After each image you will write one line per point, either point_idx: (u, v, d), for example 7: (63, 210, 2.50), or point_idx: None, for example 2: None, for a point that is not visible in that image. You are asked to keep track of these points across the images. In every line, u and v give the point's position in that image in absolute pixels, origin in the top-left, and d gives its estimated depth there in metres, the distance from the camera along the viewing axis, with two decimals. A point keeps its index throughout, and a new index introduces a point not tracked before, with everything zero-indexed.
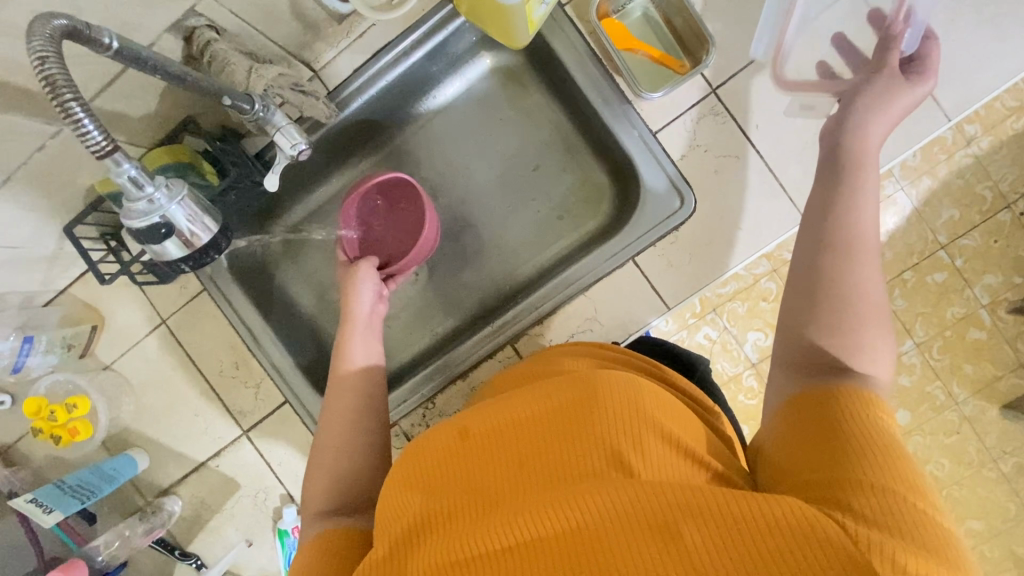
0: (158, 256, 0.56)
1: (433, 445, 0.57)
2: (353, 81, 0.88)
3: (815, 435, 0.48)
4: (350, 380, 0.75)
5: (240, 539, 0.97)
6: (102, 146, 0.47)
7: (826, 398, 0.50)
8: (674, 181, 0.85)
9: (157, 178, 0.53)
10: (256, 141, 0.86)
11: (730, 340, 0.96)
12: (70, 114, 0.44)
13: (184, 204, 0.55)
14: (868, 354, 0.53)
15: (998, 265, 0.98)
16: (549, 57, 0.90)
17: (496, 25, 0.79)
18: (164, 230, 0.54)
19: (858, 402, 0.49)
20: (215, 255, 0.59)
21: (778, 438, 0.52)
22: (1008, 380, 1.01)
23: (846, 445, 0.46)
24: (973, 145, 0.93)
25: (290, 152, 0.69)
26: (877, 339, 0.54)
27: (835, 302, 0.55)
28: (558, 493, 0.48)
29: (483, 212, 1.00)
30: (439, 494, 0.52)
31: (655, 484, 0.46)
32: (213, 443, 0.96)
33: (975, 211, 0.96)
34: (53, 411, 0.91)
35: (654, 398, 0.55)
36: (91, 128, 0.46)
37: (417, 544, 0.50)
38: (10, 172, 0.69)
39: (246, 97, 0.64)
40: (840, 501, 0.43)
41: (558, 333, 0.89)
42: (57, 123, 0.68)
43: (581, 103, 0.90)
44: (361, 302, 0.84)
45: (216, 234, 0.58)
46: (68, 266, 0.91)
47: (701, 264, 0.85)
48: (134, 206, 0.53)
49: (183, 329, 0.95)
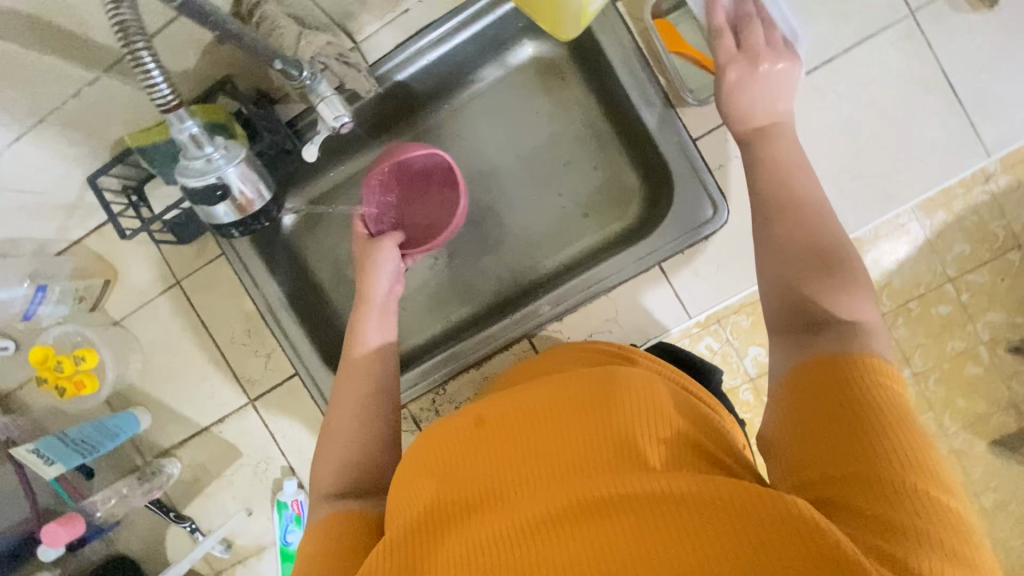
0: (205, 215, 0.58)
1: (447, 433, 0.56)
2: (393, 57, 0.87)
3: (824, 416, 0.46)
4: (365, 362, 0.74)
5: (239, 508, 0.97)
6: (167, 101, 0.47)
7: (826, 360, 0.49)
8: (709, 189, 0.84)
9: (215, 139, 0.55)
10: (288, 108, 0.84)
11: (730, 353, 0.93)
12: (140, 62, 0.44)
13: (239, 166, 0.57)
14: (849, 302, 0.53)
15: (1003, 302, 0.92)
16: (594, 52, 0.89)
17: (546, 12, 0.77)
18: (219, 191, 0.56)
19: (862, 365, 0.47)
20: (265, 221, 0.64)
21: (783, 422, 0.49)
22: (999, 417, 0.98)
23: (868, 431, 0.44)
24: (991, 182, 0.85)
25: (332, 124, 0.67)
26: (855, 289, 0.54)
27: (803, 261, 0.57)
28: (580, 483, 0.47)
29: (509, 201, 0.99)
30: (457, 480, 0.52)
31: (677, 478, 0.46)
32: (218, 408, 0.95)
33: (988, 248, 0.89)
34: (60, 361, 0.87)
35: (672, 396, 0.55)
36: (162, 87, 0.46)
37: (436, 530, 0.49)
38: (42, 116, 0.68)
39: (295, 63, 0.62)
40: (861, 508, 0.42)
41: (577, 331, 0.91)
42: (97, 70, 0.66)
43: (622, 101, 0.89)
44: (380, 282, 0.81)
45: (266, 200, 0.62)
46: (85, 218, 0.89)
47: (726, 276, 0.87)
48: (191, 164, 0.54)
49: (197, 292, 0.94)
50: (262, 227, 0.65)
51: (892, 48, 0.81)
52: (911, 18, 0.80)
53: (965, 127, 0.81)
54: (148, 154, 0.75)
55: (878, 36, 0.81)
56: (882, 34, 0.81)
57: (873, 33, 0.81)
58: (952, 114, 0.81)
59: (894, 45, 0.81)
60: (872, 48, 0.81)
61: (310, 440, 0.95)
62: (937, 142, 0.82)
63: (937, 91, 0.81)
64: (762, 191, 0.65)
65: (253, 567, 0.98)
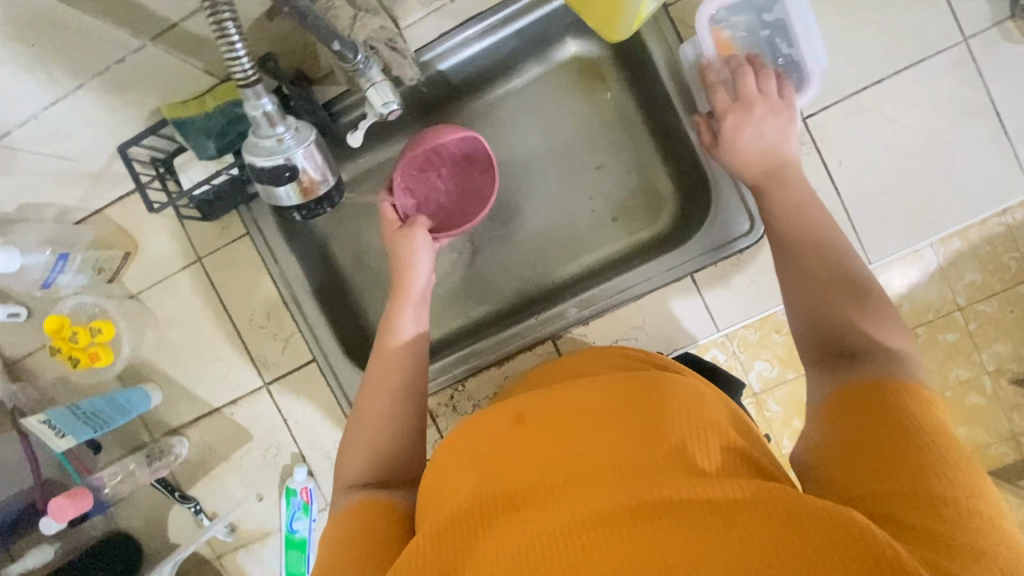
0: (269, 196, 0.58)
1: (487, 427, 0.56)
2: (436, 46, 0.86)
3: (863, 432, 0.45)
4: (396, 355, 0.72)
5: (249, 494, 0.95)
6: (248, 75, 0.48)
7: (870, 389, 0.47)
8: (747, 204, 0.83)
9: (288, 119, 0.54)
10: (326, 91, 0.83)
11: (736, 366, 0.92)
12: (226, 35, 0.45)
13: (309, 149, 0.56)
14: (883, 329, 0.53)
15: (1011, 334, 0.87)
16: (640, 56, 0.88)
17: (600, 10, 0.76)
18: (287, 173, 0.55)
19: (903, 390, 0.46)
20: (327, 207, 0.62)
21: (826, 438, 0.48)
22: (996, 448, 0.91)
23: (917, 446, 0.42)
24: (1007, 214, 0.83)
25: (381, 110, 0.65)
26: (886, 317, 0.54)
27: (831, 292, 0.57)
28: (622, 483, 0.46)
29: (539, 200, 0.97)
30: (492, 478, 0.51)
31: (723, 482, 0.45)
32: (231, 390, 0.94)
33: (997, 279, 0.85)
34: (75, 332, 0.84)
35: (718, 406, 0.54)
36: (242, 56, 0.47)
37: (474, 529, 0.48)
38: (84, 80, 0.66)
39: (352, 46, 0.61)
40: (903, 519, 0.40)
41: (602, 336, 0.91)
42: (144, 39, 0.64)
43: (664, 107, 0.88)
44: (420, 274, 0.80)
45: (332, 186, 0.61)
46: (109, 188, 0.88)
47: (759, 290, 0.88)
48: (262, 144, 0.54)
49: (217, 270, 0.92)
50: (325, 213, 0.64)
51: (942, 73, 0.80)
52: (964, 45, 0.80)
53: (1007, 159, 0.81)
54: (184, 127, 0.74)
55: (927, 62, 0.80)
56: (932, 59, 0.80)
57: (923, 58, 0.80)
58: (996, 145, 0.81)
59: (944, 71, 0.80)
60: (921, 73, 0.81)
61: (322, 428, 0.93)
62: (980, 173, 0.81)
63: (983, 120, 0.80)
64: (781, 218, 0.67)
65: (255, 552, 0.97)
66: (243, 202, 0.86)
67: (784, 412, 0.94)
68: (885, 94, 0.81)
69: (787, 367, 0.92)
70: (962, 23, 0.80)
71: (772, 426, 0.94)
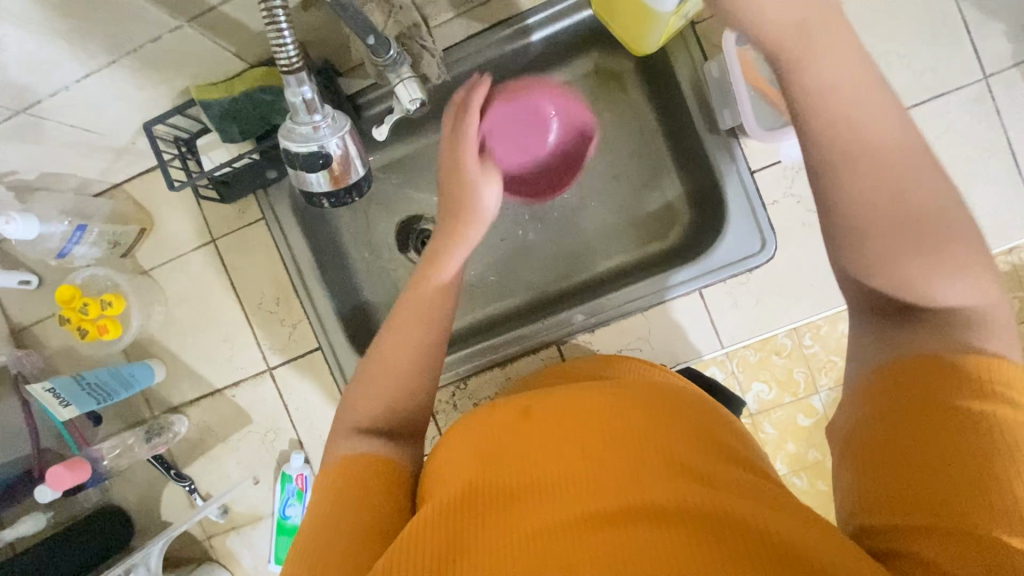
0: (299, 181, 0.57)
1: (498, 419, 0.56)
2: (464, 47, 0.86)
3: (911, 436, 0.40)
4: (417, 304, 0.63)
5: (245, 477, 0.96)
6: (292, 62, 0.48)
7: (932, 378, 0.42)
8: (760, 226, 0.85)
9: (325, 107, 0.55)
10: (351, 83, 0.84)
11: (734, 385, 0.92)
12: (276, 22, 0.46)
13: (342, 138, 0.56)
14: (951, 288, 0.44)
15: None
16: (664, 71, 0.89)
17: (631, 20, 0.78)
18: (321, 161, 0.56)
19: (970, 386, 0.41)
20: (355, 196, 0.62)
21: (865, 433, 0.43)
22: None
23: (958, 467, 0.38)
24: (1016, 253, 0.83)
25: (407, 105, 0.66)
26: (964, 264, 0.44)
27: (907, 253, 0.44)
28: (627, 486, 0.46)
29: (554, 204, 0.98)
30: (498, 468, 0.50)
31: (730, 496, 0.44)
32: (234, 371, 0.94)
33: None
34: (86, 304, 0.85)
35: (726, 429, 0.55)
36: (289, 43, 0.47)
37: (473, 515, 0.47)
38: (117, 56, 0.67)
39: (385, 41, 0.62)
40: (920, 553, 0.37)
41: (607, 345, 0.91)
42: (181, 20, 0.65)
43: (683, 123, 0.89)
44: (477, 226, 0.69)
45: (361, 176, 0.61)
46: (132, 163, 0.89)
47: (765, 311, 0.89)
48: (297, 130, 0.54)
49: (231, 252, 0.93)
50: (352, 202, 0.63)
51: (961, 108, 0.81)
52: (984, 82, 0.81)
53: (1019, 199, 0.81)
54: (211, 109, 0.76)
55: (948, 97, 0.81)
56: (952, 94, 0.81)
57: (943, 92, 0.81)
58: (1012, 184, 0.81)
59: (962, 106, 0.81)
60: (940, 106, 0.82)
61: (321, 416, 0.93)
62: (991, 210, 0.82)
63: (997, 158, 0.81)
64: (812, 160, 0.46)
65: (246, 535, 0.97)
66: (261, 186, 0.87)
67: (779, 434, 0.94)
68: None
69: (785, 390, 0.92)
70: (985, 61, 0.80)
71: (766, 447, 0.94)
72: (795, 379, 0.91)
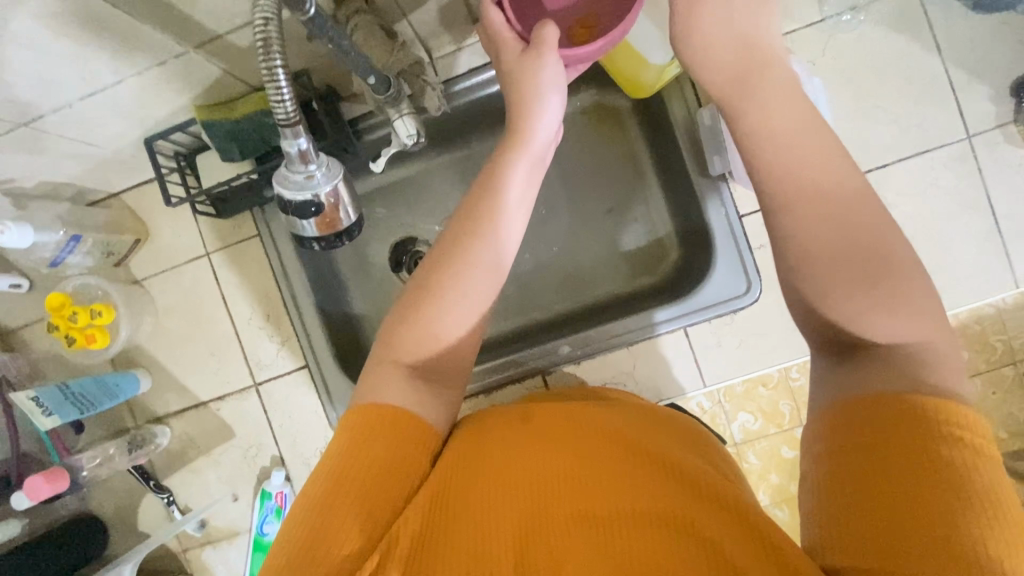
0: (291, 225, 0.58)
1: (491, 424, 0.57)
2: (464, 80, 0.88)
3: (885, 480, 0.40)
4: (484, 213, 0.57)
5: (225, 492, 0.96)
6: (289, 116, 0.50)
7: (908, 422, 0.41)
8: (747, 270, 0.86)
9: (321, 156, 0.56)
10: (353, 108, 0.85)
11: (720, 415, 0.93)
12: (275, 80, 0.47)
13: (336, 186, 0.57)
14: (920, 324, 0.45)
15: (988, 417, 0.89)
16: (658, 113, 0.91)
17: (624, 65, 0.83)
18: (313, 208, 0.56)
19: (944, 433, 0.40)
20: (346, 241, 0.62)
21: (838, 467, 0.43)
22: None
23: (928, 516, 0.38)
24: (998, 298, 0.85)
25: (405, 140, 0.69)
26: (919, 305, 0.45)
27: (875, 292, 0.45)
28: (615, 489, 0.47)
29: (549, 233, 0.98)
30: (489, 465, 0.51)
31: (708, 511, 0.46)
32: (220, 385, 0.95)
33: (983, 359, 0.87)
34: (75, 312, 0.85)
35: (699, 450, 0.58)
36: (286, 96, 0.49)
37: (460, 510, 0.48)
38: (122, 77, 0.68)
39: (384, 81, 0.64)
40: None
41: (593, 376, 0.93)
42: (188, 46, 0.66)
43: (675, 164, 0.91)
44: (543, 128, 0.61)
45: (353, 222, 0.61)
46: (131, 176, 0.90)
47: (748, 351, 0.90)
48: (292, 177, 0.55)
49: (224, 267, 0.94)
50: (342, 245, 0.64)
51: (945, 162, 0.84)
52: (968, 141, 0.83)
53: (1000, 252, 0.83)
54: (211, 129, 0.77)
55: (933, 151, 0.84)
56: (938, 149, 0.84)
57: (928, 148, 0.84)
58: (990, 240, 0.83)
59: (947, 160, 0.84)
60: (926, 159, 0.84)
61: (305, 431, 0.94)
62: (972, 263, 0.84)
63: (980, 212, 0.83)
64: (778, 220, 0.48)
65: (222, 550, 0.97)
66: (257, 204, 0.88)
67: (762, 465, 0.95)
68: (889, 174, 0.85)
69: (769, 422, 0.93)
70: (968, 120, 0.83)
71: (750, 477, 0.96)
72: (780, 411, 0.93)
